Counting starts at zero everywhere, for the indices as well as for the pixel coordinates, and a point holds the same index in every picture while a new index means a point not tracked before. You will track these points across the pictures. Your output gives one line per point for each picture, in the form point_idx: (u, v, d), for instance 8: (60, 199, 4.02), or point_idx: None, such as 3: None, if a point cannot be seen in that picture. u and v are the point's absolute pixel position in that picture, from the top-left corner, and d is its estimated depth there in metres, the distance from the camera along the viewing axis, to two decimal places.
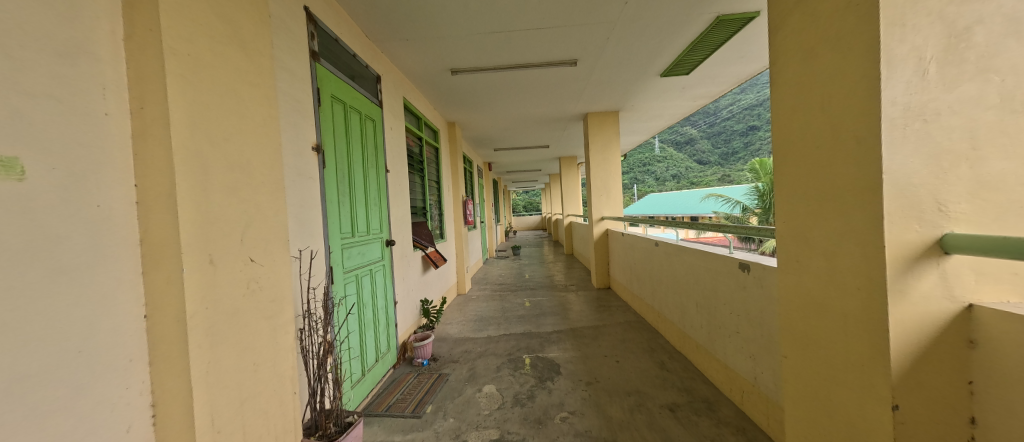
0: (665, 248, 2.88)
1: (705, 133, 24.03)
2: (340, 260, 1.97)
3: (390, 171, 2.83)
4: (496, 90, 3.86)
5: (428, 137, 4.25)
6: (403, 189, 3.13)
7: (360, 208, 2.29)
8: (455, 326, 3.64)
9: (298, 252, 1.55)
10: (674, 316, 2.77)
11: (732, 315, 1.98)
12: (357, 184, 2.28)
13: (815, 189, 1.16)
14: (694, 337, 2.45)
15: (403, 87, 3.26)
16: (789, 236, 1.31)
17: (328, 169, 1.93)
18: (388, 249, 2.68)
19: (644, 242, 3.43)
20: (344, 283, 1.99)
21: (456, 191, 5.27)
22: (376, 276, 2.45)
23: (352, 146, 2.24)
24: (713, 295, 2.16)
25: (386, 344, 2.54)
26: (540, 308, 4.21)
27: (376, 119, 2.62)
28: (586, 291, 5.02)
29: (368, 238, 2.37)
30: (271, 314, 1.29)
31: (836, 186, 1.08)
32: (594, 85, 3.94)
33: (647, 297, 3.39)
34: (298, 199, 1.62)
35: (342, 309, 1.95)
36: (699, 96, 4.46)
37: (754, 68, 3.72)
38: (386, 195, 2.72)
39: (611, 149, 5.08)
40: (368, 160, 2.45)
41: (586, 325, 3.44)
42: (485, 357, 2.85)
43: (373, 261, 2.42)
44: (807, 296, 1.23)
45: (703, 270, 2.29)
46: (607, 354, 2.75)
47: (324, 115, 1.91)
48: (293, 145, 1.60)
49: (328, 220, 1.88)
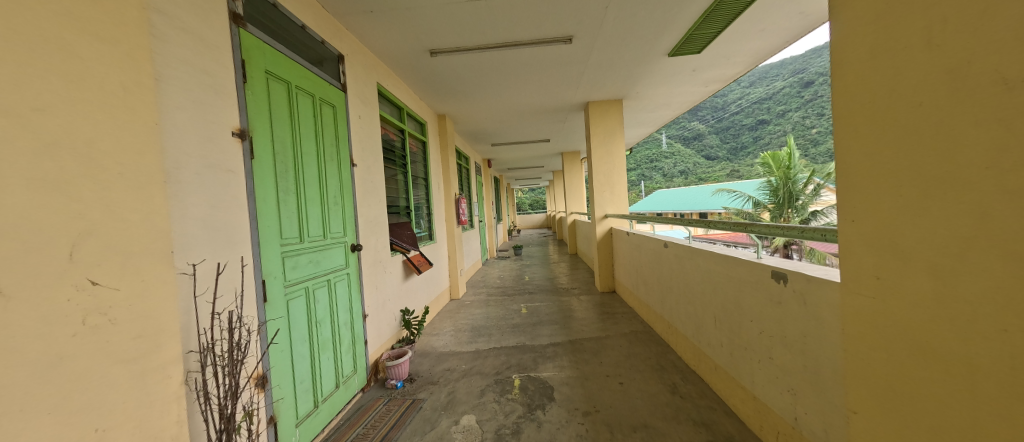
0: (676, 251, 2.48)
1: (713, 127, 23.34)
2: (276, 271, 1.62)
3: (358, 165, 2.49)
4: (484, 76, 3.50)
5: (412, 129, 3.90)
6: (376, 186, 2.78)
7: (313, 208, 1.94)
8: (441, 337, 3.28)
9: (197, 266, 1.20)
10: (687, 330, 2.35)
11: (759, 335, 1.57)
12: (309, 180, 1.92)
13: (889, 168, 0.77)
14: (711, 357, 2.04)
15: (376, 70, 2.91)
16: (860, 241, 0.85)
17: (260, 160, 1.58)
18: (355, 255, 2.34)
19: (651, 242, 3.03)
20: (282, 299, 1.64)
21: (447, 190, 4.91)
22: (336, 288, 2.10)
23: (301, 135, 1.89)
24: (734, 310, 1.77)
25: (350, 366, 2.18)
26: (537, 316, 3.82)
27: (338, 105, 2.28)
28: (589, 296, 4.62)
29: (325, 244, 2.02)
30: (134, 354, 0.94)
31: (935, 161, 0.68)
32: (594, 69, 3.54)
33: (655, 304, 2.99)
34: (205, 197, 1.28)
35: (278, 332, 1.60)
36: (711, 80, 4.02)
37: (776, 45, 3.28)
38: (352, 193, 2.37)
39: (614, 141, 4.67)
40: (326, 151, 2.10)
41: (585, 337, 3.04)
42: (469, 377, 2.47)
43: (332, 271, 2.07)
44: (879, 328, 0.82)
45: (720, 277, 1.89)
46: (609, 374, 2.36)
47: (252, 93, 1.56)
48: (191, 128, 1.25)
49: (258, 223, 1.53)
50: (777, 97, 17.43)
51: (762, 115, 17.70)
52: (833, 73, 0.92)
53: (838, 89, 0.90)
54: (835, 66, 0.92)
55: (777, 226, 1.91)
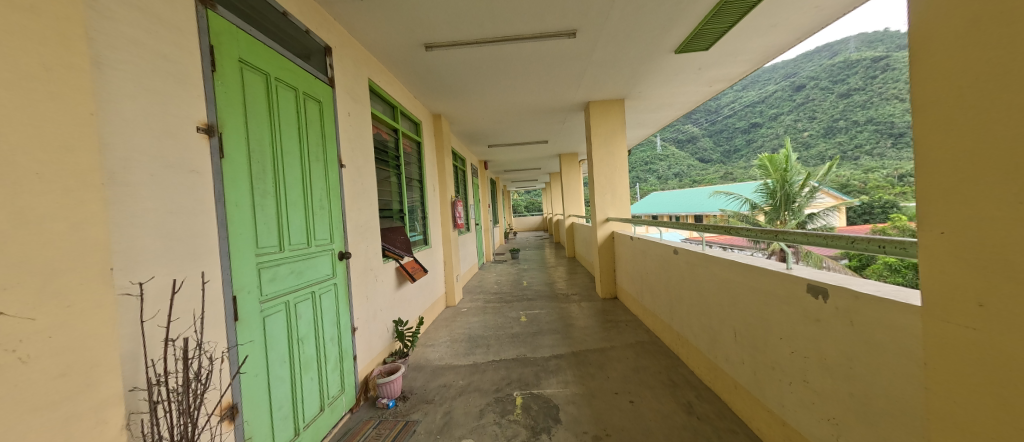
0: (687, 258, 2.33)
1: (707, 129, 23.44)
2: (250, 285, 1.43)
3: (347, 166, 2.30)
4: (481, 72, 3.34)
5: (406, 129, 3.72)
6: (367, 188, 2.60)
7: (296, 212, 1.76)
8: (437, 349, 3.09)
9: (145, 284, 1.01)
10: (701, 343, 2.20)
11: (792, 356, 1.42)
12: (291, 182, 1.74)
13: (1000, 168, 0.62)
14: (729, 374, 1.89)
15: (367, 65, 2.74)
16: (954, 259, 0.70)
17: (231, 159, 1.39)
18: (343, 263, 2.15)
19: (657, 248, 2.88)
20: (257, 317, 1.45)
21: (443, 192, 4.73)
22: (320, 300, 1.91)
23: (282, 132, 1.71)
24: (760, 326, 1.61)
25: (337, 385, 1.99)
26: (537, 325, 3.65)
27: (325, 101, 2.10)
28: (590, 302, 4.46)
29: (309, 252, 1.83)
30: (54, 398, 0.76)
31: None
32: (597, 66, 3.40)
33: (663, 313, 2.83)
34: (160, 201, 1.09)
35: (252, 355, 1.41)
36: (716, 80, 3.91)
37: (784, 43, 3.17)
38: (340, 196, 2.19)
39: (615, 143, 4.53)
40: (310, 151, 1.92)
41: (589, 348, 2.88)
42: (467, 395, 2.29)
43: (317, 282, 1.88)
44: (985, 366, 0.66)
45: (741, 288, 1.74)
46: (618, 391, 2.19)
47: (222, 83, 1.37)
48: (144, 121, 1.06)
49: (227, 231, 1.34)
50: (770, 100, 17.52)
51: (756, 118, 17.80)
52: (916, 52, 0.77)
53: (926, 73, 0.75)
54: (919, 46, 0.77)
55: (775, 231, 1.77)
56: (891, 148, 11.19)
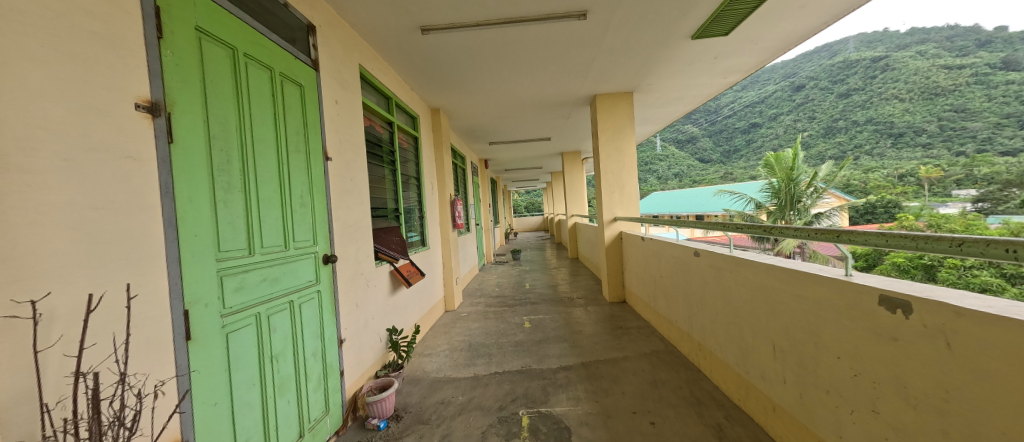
0: (712, 261, 2.09)
1: (707, 129, 23.27)
2: (207, 297, 1.19)
3: (333, 159, 2.07)
4: (483, 60, 3.12)
5: (403, 122, 3.49)
6: (356, 185, 2.36)
7: (270, 210, 1.53)
8: (435, 359, 2.85)
9: (31, 307, 0.75)
10: (728, 357, 1.97)
11: (859, 381, 1.20)
12: (264, 176, 1.51)
13: None
14: (767, 395, 1.65)
15: (358, 51, 2.51)
16: None
17: (186, 145, 1.16)
18: (328, 268, 1.91)
19: (674, 250, 2.65)
20: (217, 335, 1.21)
21: (441, 191, 4.49)
22: (301, 311, 1.68)
23: (253, 117, 1.47)
24: (811, 343, 1.39)
25: (320, 406, 1.76)
26: (542, 331, 3.42)
27: (308, 86, 1.87)
28: (596, 306, 4.25)
29: (287, 256, 1.60)
30: None
31: None
32: (607, 53, 3.18)
33: (680, 320, 2.60)
34: (79, 195, 0.85)
35: (210, 381, 1.17)
36: (731, 70, 3.70)
37: (808, 29, 2.96)
38: (326, 192, 1.95)
39: (623, 138, 4.31)
40: (288, 140, 1.68)
41: (599, 359, 2.65)
42: (467, 414, 2.06)
43: (296, 291, 1.64)
44: None
45: (785, 297, 1.51)
46: (636, 410, 1.96)
47: (173, 53, 1.13)
48: (60, 92, 0.83)
49: (178, 232, 1.11)
50: (769, 99, 17.42)
51: (756, 118, 17.62)
52: None
53: None
54: None
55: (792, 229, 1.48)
56: (889, 147, 10.66)
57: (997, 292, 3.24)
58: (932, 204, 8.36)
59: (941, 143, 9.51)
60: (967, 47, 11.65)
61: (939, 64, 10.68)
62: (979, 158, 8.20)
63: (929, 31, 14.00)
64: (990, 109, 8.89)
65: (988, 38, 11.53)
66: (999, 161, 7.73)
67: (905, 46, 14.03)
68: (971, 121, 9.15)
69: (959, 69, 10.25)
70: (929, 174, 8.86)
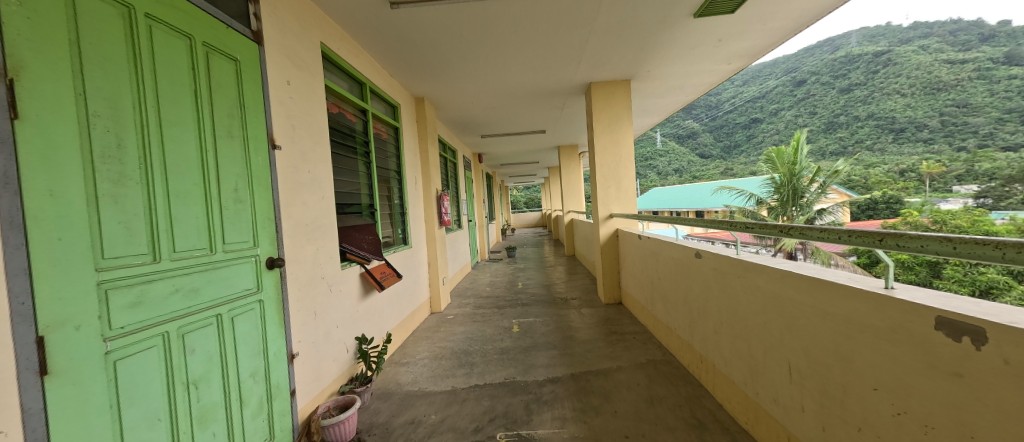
0: (717, 264, 1.83)
1: (706, 125, 22.97)
2: (79, 317, 0.94)
3: (282, 149, 1.80)
4: (463, 41, 2.85)
5: (379, 111, 3.21)
6: (316, 178, 2.10)
7: (188, 206, 1.27)
8: (412, 369, 2.60)
9: None
10: (733, 374, 1.71)
11: (904, 423, 0.91)
12: (176, 166, 1.24)
13: None
14: (779, 422, 1.38)
15: (319, 27, 2.23)
16: None
17: (42, 122, 0.89)
18: (274, 273, 1.66)
19: (674, 250, 2.40)
20: (95, 364, 0.96)
21: (426, 186, 4.22)
22: (235, 325, 1.43)
23: (160, 94, 1.21)
24: (838, 367, 1.10)
25: (261, 436, 1.51)
26: (531, 336, 3.18)
27: (246, 62, 1.60)
28: (591, 308, 4.00)
29: (211, 261, 1.35)
30: None
31: None
32: (601, 35, 2.91)
33: (680, 328, 2.35)
34: None
35: (83, 425, 0.92)
36: (736, 55, 3.42)
37: (822, 7, 2.68)
38: (271, 186, 1.70)
39: (620, 129, 4.04)
40: (217, 124, 1.42)
41: (590, 370, 2.39)
42: (438, 437, 1.80)
43: (226, 302, 1.39)
44: None
45: (800, 309, 1.25)
46: (628, 434, 1.70)
47: (22, 3, 0.86)
48: None
49: (28, 235, 0.85)
50: (770, 95, 17.12)
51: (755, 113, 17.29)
52: None
53: None
54: None
55: (827, 229, 1.17)
56: (890, 142, 10.40)
57: (1010, 290, 3.06)
58: (933, 199, 8.25)
59: (941, 138, 9.25)
60: (970, 41, 11.38)
61: (942, 59, 10.47)
62: (979, 152, 7.97)
63: (933, 25, 13.69)
64: (991, 104, 8.63)
65: (991, 32, 11.30)
66: (1000, 156, 7.48)
67: (906, 40, 13.74)
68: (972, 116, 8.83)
69: (961, 64, 10.01)
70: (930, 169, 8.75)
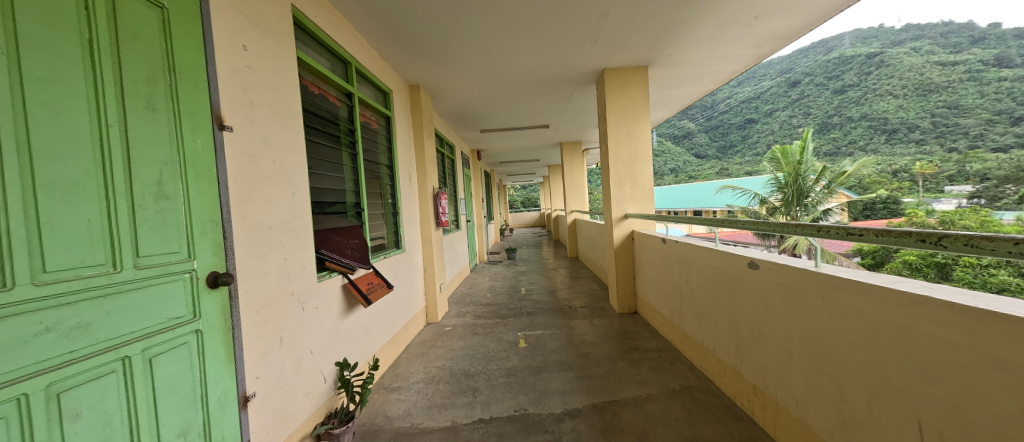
0: (788, 279, 1.46)
1: (701, 125, 22.73)
2: None
3: (234, 131, 1.40)
4: (464, 16, 2.45)
5: (367, 95, 2.81)
6: (283, 170, 1.70)
7: (70, 205, 0.87)
8: (405, 396, 2.22)
9: None
10: (813, 419, 1.35)
11: None
12: (45, 146, 0.83)
13: None
14: None
15: None
16: None
17: None
18: (220, 293, 1.27)
19: (715, 258, 2.02)
20: None
21: (422, 183, 3.82)
22: (153, 369, 1.03)
23: (25, 36, 0.80)
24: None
25: None
26: (541, 353, 2.81)
27: (179, 13, 1.19)
28: (603, 319, 3.64)
29: (109, 284, 0.94)
30: None
31: None
32: (622, 10, 2.52)
33: (722, 350, 1.99)
34: None
35: None
36: (769, 37, 3.08)
37: None
38: (218, 178, 1.30)
39: (637, 120, 3.67)
40: (128, 91, 1.02)
41: (616, 400, 2.02)
42: None
43: (136, 340, 0.99)
44: None
45: (960, 354, 0.88)
46: None
47: None
48: None
49: None
50: (765, 95, 16.91)
51: (750, 114, 17.10)
52: None
53: None
54: None
55: None
56: (883, 143, 9.87)
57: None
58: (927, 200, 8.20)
59: (934, 139, 9.06)
60: (962, 42, 11.29)
61: (935, 61, 10.20)
62: (970, 154, 7.77)
63: (925, 28, 13.60)
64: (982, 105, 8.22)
65: (982, 34, 11.20)
66: (990, 157, 7.31)
67: (899, 41, 13.60)
68: (962, 118, 8.52)
69: (953, 65, 9.77)
70: (923, 169, 8.59)
